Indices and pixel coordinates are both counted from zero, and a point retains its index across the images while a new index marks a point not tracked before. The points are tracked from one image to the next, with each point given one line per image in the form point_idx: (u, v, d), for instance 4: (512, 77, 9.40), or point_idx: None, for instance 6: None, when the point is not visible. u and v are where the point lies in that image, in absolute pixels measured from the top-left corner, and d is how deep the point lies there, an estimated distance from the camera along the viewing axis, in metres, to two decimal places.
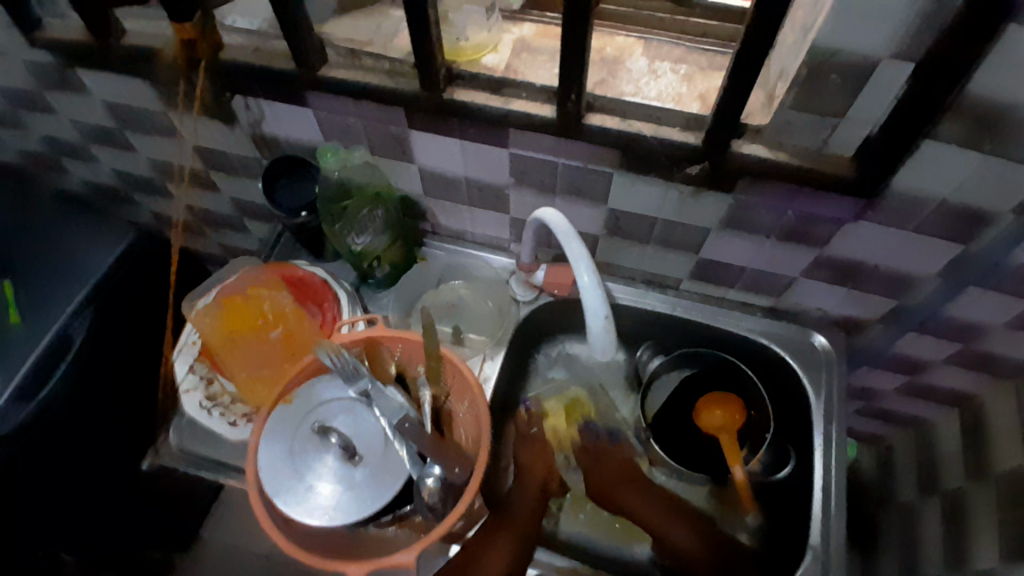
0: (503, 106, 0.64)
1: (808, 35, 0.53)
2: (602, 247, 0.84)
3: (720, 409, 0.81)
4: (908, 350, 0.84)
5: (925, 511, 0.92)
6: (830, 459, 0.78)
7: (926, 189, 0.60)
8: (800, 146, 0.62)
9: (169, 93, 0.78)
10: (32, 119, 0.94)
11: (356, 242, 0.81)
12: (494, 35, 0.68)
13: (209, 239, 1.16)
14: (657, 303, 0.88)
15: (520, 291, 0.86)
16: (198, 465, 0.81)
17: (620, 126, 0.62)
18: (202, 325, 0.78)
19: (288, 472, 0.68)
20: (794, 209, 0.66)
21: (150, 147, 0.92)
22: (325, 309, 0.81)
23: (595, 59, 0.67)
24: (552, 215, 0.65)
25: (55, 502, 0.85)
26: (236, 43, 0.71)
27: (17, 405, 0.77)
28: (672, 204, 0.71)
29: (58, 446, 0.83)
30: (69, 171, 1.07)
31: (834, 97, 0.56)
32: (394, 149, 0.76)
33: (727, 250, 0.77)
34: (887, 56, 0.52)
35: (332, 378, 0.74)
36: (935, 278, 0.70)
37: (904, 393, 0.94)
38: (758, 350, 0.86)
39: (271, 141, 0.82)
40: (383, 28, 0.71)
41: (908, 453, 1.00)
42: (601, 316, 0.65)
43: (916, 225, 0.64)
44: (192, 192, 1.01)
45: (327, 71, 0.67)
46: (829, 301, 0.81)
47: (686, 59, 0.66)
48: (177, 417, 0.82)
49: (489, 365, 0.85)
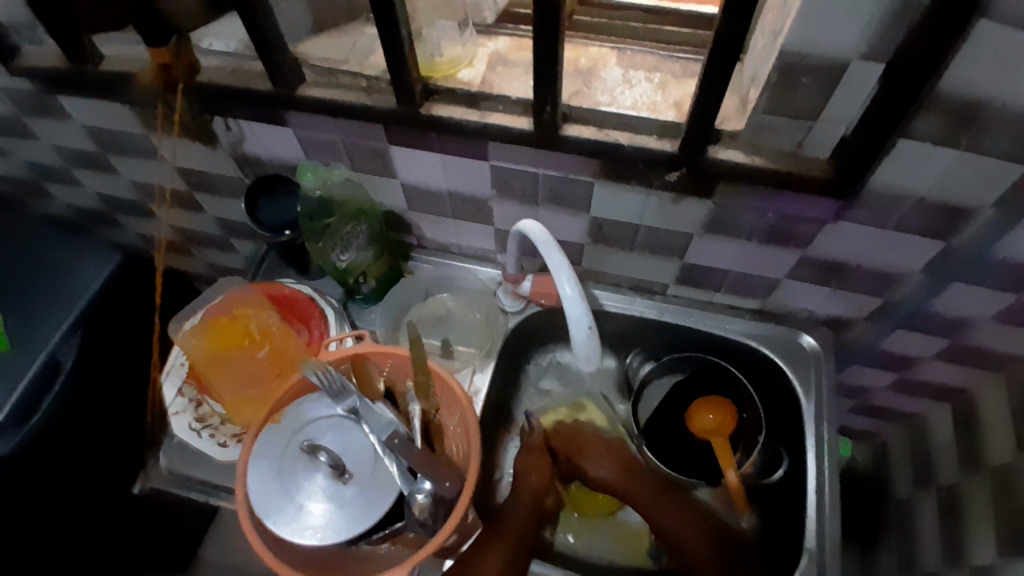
0: (480, 119, 0.64)
1: (777, 40, 0.54)
2: (586, 255, 0.84)
3: (712, 412, 0.82)
4: (896, 346, 0.84)
5: (922, 507, 0.92)
6: (823, 460, 0.78)
7: (903, 187, 0.60)
8: (776, 149, 0.62)
9: (149, 116, 0.78)
10: (14, 145, 0.94)
11: (341, 259, 0.80)
12: (469, 50, 0.68)
13: (197, 259, 1.15)
14: (645, 308, 0.88)
15: (507, 302, 0.86)
16: (187, 487, 0.80)
17: (597, 136, 0.62)
18: (189, 346, 0.77)
19: (278, 493, 0.67)
20: (774, 211, 0.66)
21: (134, 169, 0.92)
22: (312, 326, 0.82)
23: (570, 69, 0.67)
24: (532, 225, 0.65)
25: (46, 531, 0.84)
26: (213, 65, 0.71)
27: (8, 432, 0.77)
28: (653, 210, 0.71)
29: (49, 472, 0.83)
30: (54, 196, 1.07)
31: (807, 99, 0.57)
32: (376, 163, 0.76)
33: (711, 254, 0.77)
34: (857, 58, 0.52)
35: (319, 396, 0.73)
36: (919, 274, 0.71)
37: (895, 390, 0.94)
38: (747, 351, 0.86)
39: (253, 160, 0.82)
40: (359, 45, 0.71)
41: (903, 449, 1.00)
42: (584, 325, 0.65)
43: (895, 223, 0.64)
44: (177, 213, 1.01)
45: (305, 90, 0.67)
46: (816, 301, 0.81)
47: (660, 66, 0.67)
48: (168, 440, 0.82)
49: (479, 378, 0.84)
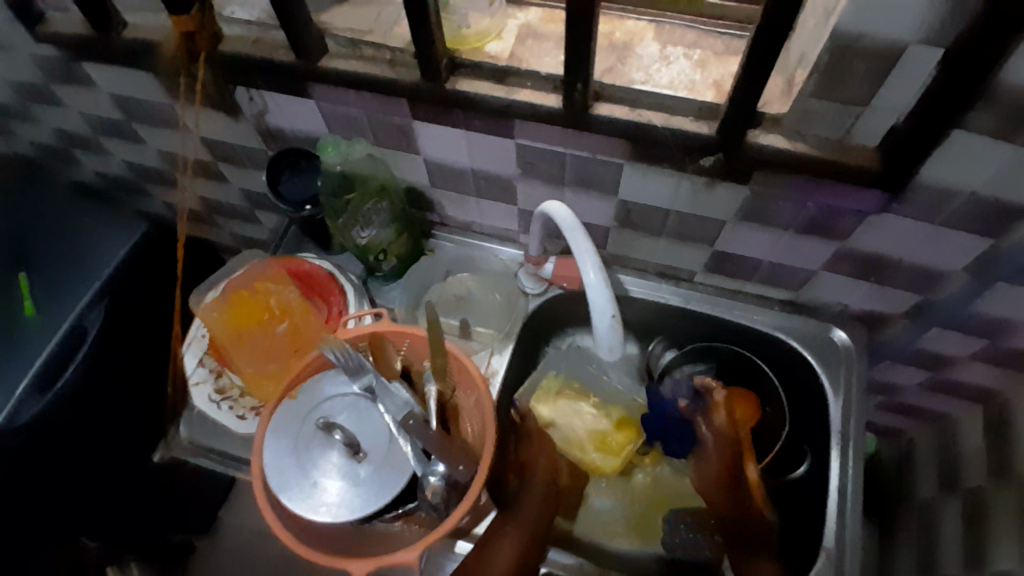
0: (506, 96, 0.61)
1: (830, 18, 0.50)
2: (612, 240, 0.81)
3: (736, 406, 0.80)
4: (932, 346, 0.80)
5: (945, 508, 0.89)
6: (847, 458, 0.76)
7: (952, 181, 0.56)
8: (821, 136, 0.59)
9: (172, 85, 0.77)
10: (43, 112, 0.94)
11: (362, 236, 0.79)
12: (498, 22, 0.65)
13: (220, 230, 1.15)
14: (671, 295, 0.85)
15: (528, 284, 0.84)
16: (207, 458, 0.81)
17: (628, 117, 0.59)
18: (210, 318, 0.77)
19: (293, 469, 0.67)
20: (814, 202, 0.63)
21: (158, 139, 0.92)
22: (331, 304, 0.81)
23: (604, 45, 0.64)
24: (557, 207, 0.63)
25: (66, 494, 0.86)
26: (237, 34, 0.70)
27: (34, 396, 0.78)
28: (684, 195, 0.68)
29: (73, 439, 0.84)
30: (82, 163, 1.07)
31: (856, 84, 0.53)
32: (399, 139, 0.74)
33: (743, 244, 0.74)
34: (914, 41, 0.48)
35: (336, 373, 0.73)
36: (962, 273, 0.67)
37: (927, 389, 0.90)
38: (775, 344, 0.84)
39: (276, 133, 0.81)
40: (384, 15, 0.69)
41: (929, 449, 0.96)
42: (608, 312, 0.62)
43: (943, 218, 0.61)
44: (200, 183, 1.01)
45: (328, 62, 0.65)
46: (851, 296, 0.77)
47: (700, 43, 0.63)
48: (189, 410, 0.83)
49: (496, 360, 0.83)
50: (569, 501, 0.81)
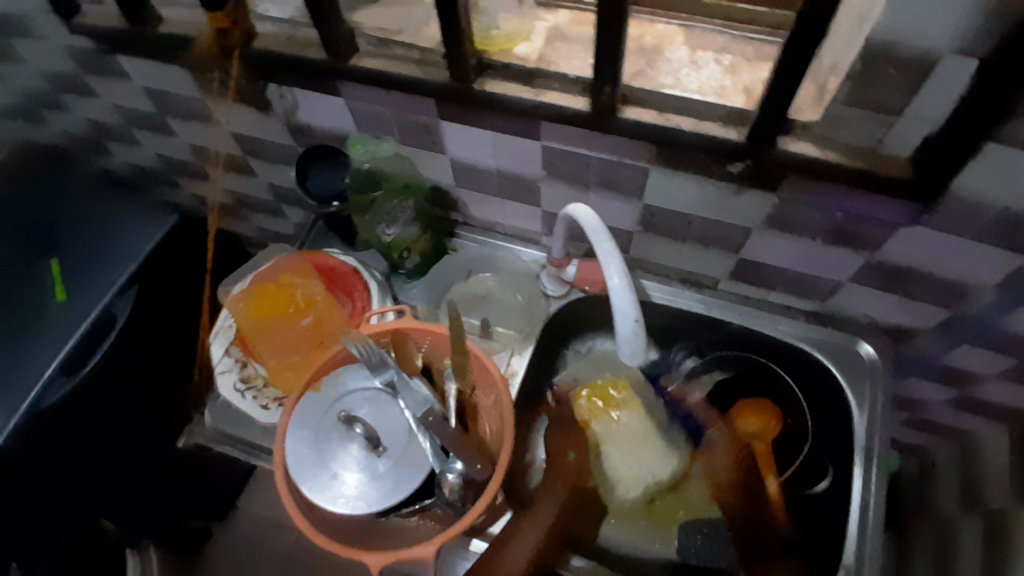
0: (533, 98, 0.61)
1: (865, 26, 0.50)
2: (634, 243, 0.81)
3: (754, 416, 0.81)
4: (959, 362, 0.78)
5: (966, 528, 0.87)
6: (870, 473, 0.74)
7: (984, 195, 0.55)
8: (852, 145, 0.58)
9: (205, 80, 0.79)
10: (79, 103, 0.97)
11: (386, 233, 0.81)
12: (527, 24, 0.66)
13: (247, 222, 1.17)
14: (692, 302, 0.85)
15: (550, 286, 0.84)
16: (229, 445, 0.82)
17: (657, 120, 0.59)
18: (237, 311, 0.80)
19: (312, 459, 0.68)
20: (843, 211, 0.62)
21: (190, 132, 0.94)
22: (355, 299, 0.81)
23: (633, 48, 0.64)
24: (583, 210, 0.62)
25: (93, 475, 0.88)
26: (270, 31, 0.71)
27: (61, 378, 0.80)
28: (709, 200, 0.67)
29: (102, 420, 0.87)
30: (115, 154, 1.10)
31: (889, 92, 0.52)
32: (425, 138, 0.75)
33: (769, 251, 0.73)
34: (950, 51, 0.47)
35: (358, 367, 0.74)
36: (993, 288, 0.65)
37: (953, 406, 0.88)
38: (799, 356, 0.82)
39: (305, 130, 0.82)
40: (414, 16, 0.69)
41: (951, 466, 0.94)
42: (632, 317, 0.61)
43: (975, 231, 0.59)
44: (229, 176, 1.03)
45: (358, 61, 0.66)
46: (878, 307, 0.76)
47: (730, 48, 0.62)
48: (214, 399, 0.83)
49: (516, 361, 0.83)
50: (588, 512, 0.80)
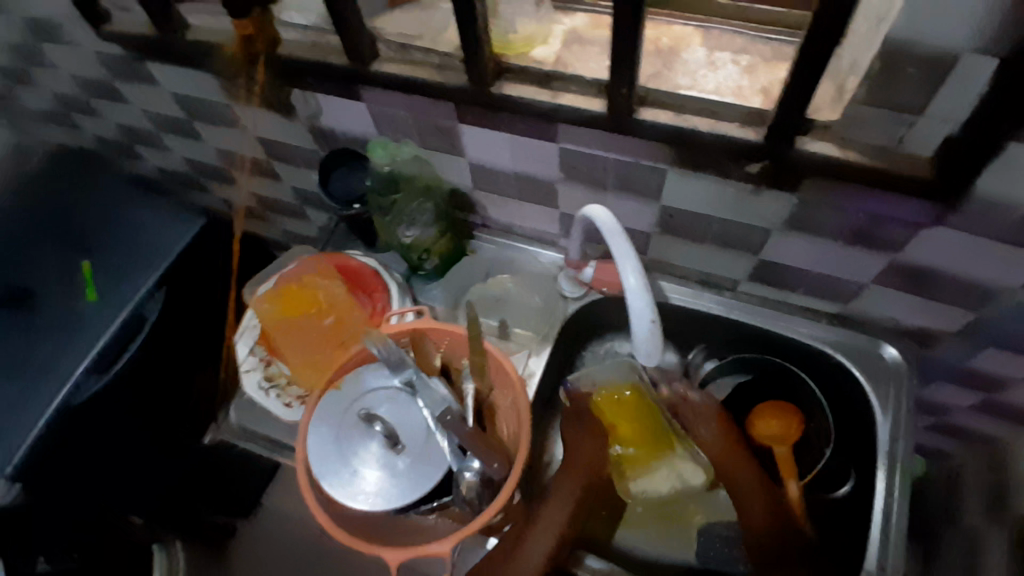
0: (550, 100, 0.62)
1: (884, 24, 0.49)
2: (652, 245, 0.81)
3: (776, 419, 0.80)
4: (985, 366, 0.76)
5: (992, 537, 0.85)
6: (893, 480, 0.73)
7: (1008, 196, 0.54)
8: (874, 144, 0.57)
9: (231, 85, 0.81)
10: (112, 109, 1.01)
11: (407, 234, 0.82)
12: (544, 28, 0.66)
13: (271, 225, 1.20)
14: (713, 303, 0.84)
15: (568, 287, 0.85)
16: (254, 442, 0.84)
17: (674, 121, 0.59)
18: (262, 309, 0.81)
19: (334, 456, 0.70)
20: (864, 212, 0.62)
21: (217, 136, 0.96)
22: (375, 299, 0.82)
23: (650, 50, 0.64)
24: (600, 211, 0.62)
25: (119, 469, 0.91)
26: (294, 38, 0.73)
27: (93, 375, 0.82)
28: (730, 202, 0.67)
29: (129, 416, 0.89)
30: (146, 158, 1.13)
31: (909, 91, 0.52)
32: (444, 142, 0.76)
33: (791, 252, 0.72)
34: (969, 50, 0.47)
35: (378, 367, 0.75)
36: (1019, 291, 0.64)
37: (980, 411, 0.86)
38: (820, 359, 0.82)
39: (328, 134, 0.84)
40: (434, 20, 0.70)
41: (978, 474, 0.92)
42: (647, 318, 0.61)
43: (1000, 233, 0.58)
44: (254, 180, 1.05)
45: (379, 66, 0.67)
46: (901, 310, 0.75)
47: (748, 48, 0.62)
48: (239, 397, 0.86)
49: (534, 361, 0.83)
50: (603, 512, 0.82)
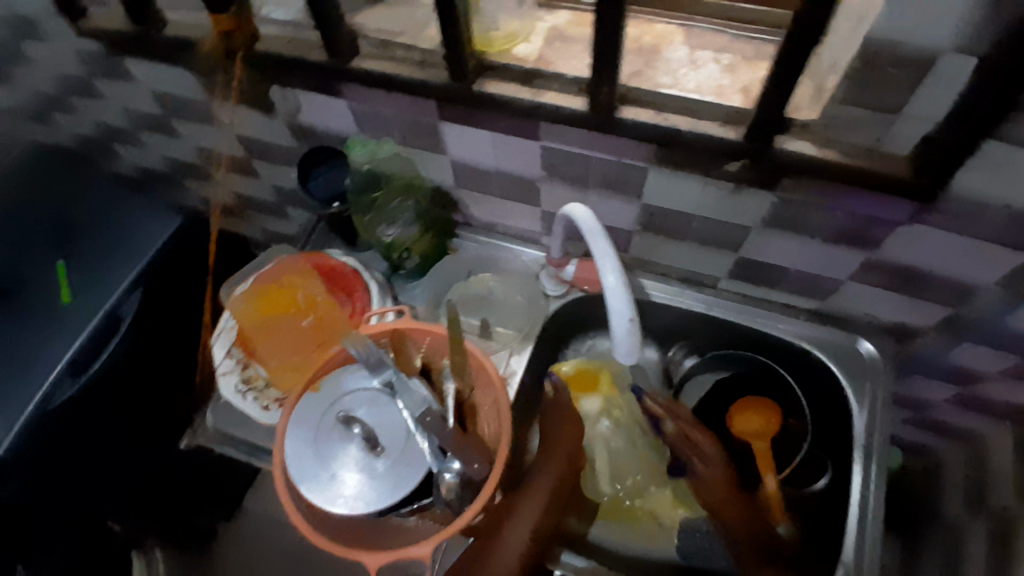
0: (533, 98, 0.62)
1: (864, 24, 0.50)
2: (635, 243, 0.81)
3: (757, 415, 0.80)
4: (963, 361, 0.78)
5: (973, 530, 0.86)
6: (870, 472, 0.74)
7: (985, 193, 0.55)
8: (852, 143, 0.58)
9: (209, 81, 0.80)
10: (86, 105, 0.98)
11: (387, 233, 0.81)
12: (527, 25, 0.66)
13: (251, 223, 1.18)
14: (693, 301, 0.85)
15: (549, 285, 0.85)
16: (231, 446, 0.83)
17: (655, 120, 0.59)
18: (238, 311, 0.80)
19: (312, 460, 0.69)
20: (844, 210, 0.62)
21: (194, 133, 0.94)
22: (355, 299, 0.81)
23: (632, 48, 0.64)
24: (580, 210, 0.63)
25: (99, 476, 0.89)
26: (273, 33, 0.72)
27: (68, 379, 0.81)
28: (711, 200, 0.68)
29: (105, 420, 0.87)
30: (121, 155, 1.11)
31: (888, 91, 0.52)
32: (426, 139, 0.75)
33: (769, 250, 0.73)
34: (948, 49, 0.48)
35: (358, 368, 0.74)
36: (996, 286, 0.65)
37: (958, 406, 0.87)
38: (799, 354, 0.83)
39: (308, 131, 0.82)
40: (415, 17, 0.70)
41: (958, 468, 0.93)
42: (627, 316, 0.61)
43: (978, 229, 0.59)
44: (233, 177, 1.03)
45: (360, 62, 0.66)
46: (879, 307, 0.76)
47: (730, 47, 0.63)
48: (215, 400, 0.84)
49: (515, 360, 0.83)
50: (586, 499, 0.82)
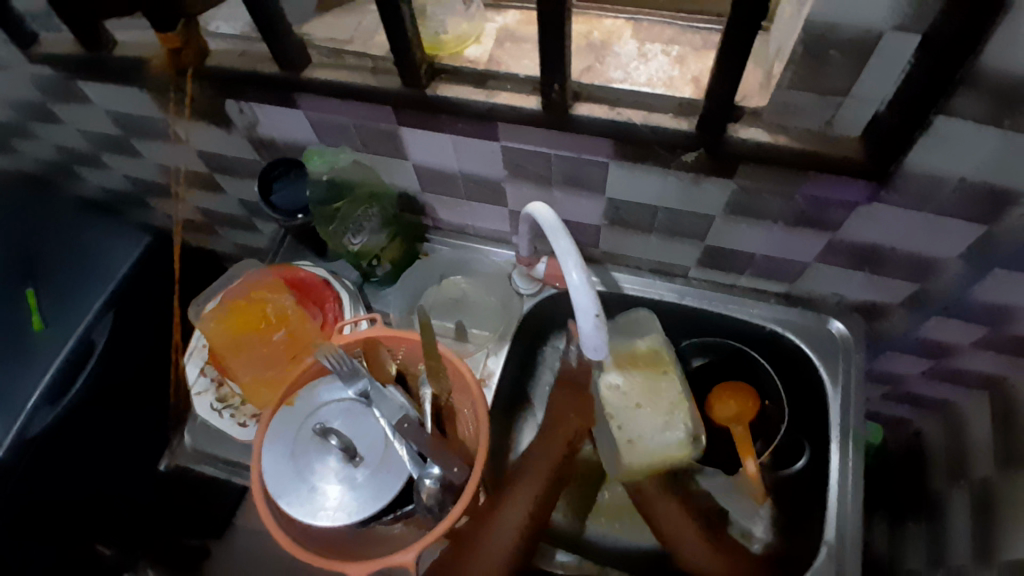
0: (486, 100, 0.62)
1: (803, 10, 0.50)
2: (604, 237, 0.81)
3: (734, 399, 0.80)
4: (934, 334, 0.78)
5: (955, 498, 0.87)
6: (847, 450, 0.75)
7: (939, 168, 0.56)
8: (804, 128, 0.58)
9: (164, 99, 0.79)
10: (45, 129, 0.97)
11: (353, 242, 0.81)
12: (476, 26, 0.66)
13: (221, 238, 1.16)
14: (664, 291, 0.85)
15: (522, 284, 0.85)
16: (213, 465, 0.82)
17: (609, 115, 0.59)
18: (209, 329, 0.78)
19: (291, 475, 0.68)
20: (802, 195, 0.63)
21: (156, 152, 0.93)
22: (327, 309, 0.82)
23: (582, 44, 0.64)
24: (541, 209, 0.62)
25: (79, 501, 0.88)
26: (222, 48, 0.71)
27: (45, 407, 0.80)
28: (673, 191, 0.68)
29: (84, 446, 0.86)
30: (86, 178, 1.09)
31: (836, 73, 0.52)
32: (387, 144, 0.75)
33: (737, 237, 0.73)
34: (889, 28, 0.48)
35: (332, 379, 0.74)
36: (958, 259, 0.65)
37: (932, 378, 0.88)
38: (770, 338, 0.83)
39: (268, 143, 0.82)
40: (364, 24, 0.69)
41: (938, 438, 0.94)
42: (592, 312, 0.60)
43: (936, 203, 0.59)
44: (199, 194, 1.02)
45: (312, 72, 0.66)
46: (847, 286, 0.77)
47: (678, 39, 0.63)
48: (192, 419, 0.84)
49: (492, 361, 0.84)
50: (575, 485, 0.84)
